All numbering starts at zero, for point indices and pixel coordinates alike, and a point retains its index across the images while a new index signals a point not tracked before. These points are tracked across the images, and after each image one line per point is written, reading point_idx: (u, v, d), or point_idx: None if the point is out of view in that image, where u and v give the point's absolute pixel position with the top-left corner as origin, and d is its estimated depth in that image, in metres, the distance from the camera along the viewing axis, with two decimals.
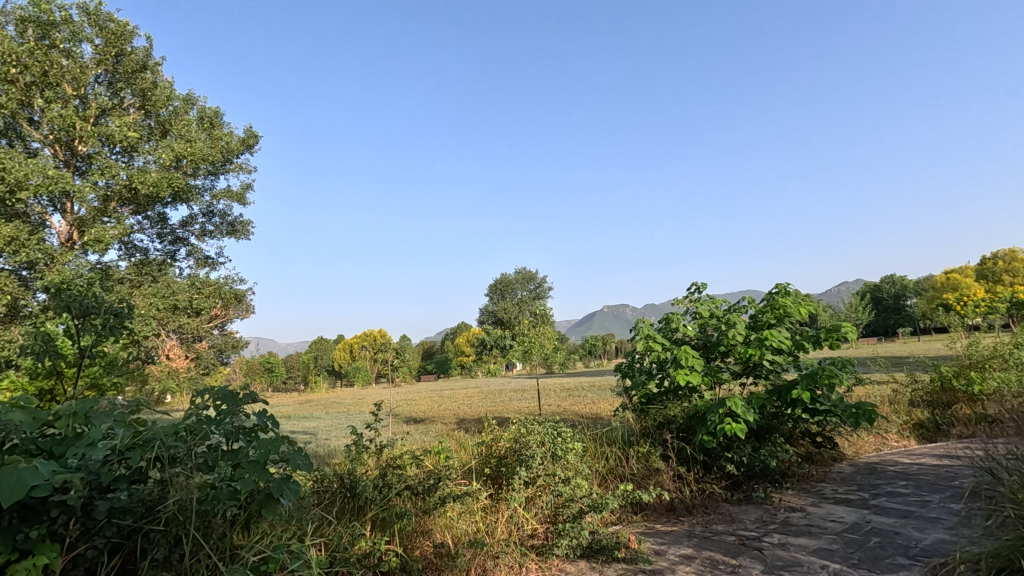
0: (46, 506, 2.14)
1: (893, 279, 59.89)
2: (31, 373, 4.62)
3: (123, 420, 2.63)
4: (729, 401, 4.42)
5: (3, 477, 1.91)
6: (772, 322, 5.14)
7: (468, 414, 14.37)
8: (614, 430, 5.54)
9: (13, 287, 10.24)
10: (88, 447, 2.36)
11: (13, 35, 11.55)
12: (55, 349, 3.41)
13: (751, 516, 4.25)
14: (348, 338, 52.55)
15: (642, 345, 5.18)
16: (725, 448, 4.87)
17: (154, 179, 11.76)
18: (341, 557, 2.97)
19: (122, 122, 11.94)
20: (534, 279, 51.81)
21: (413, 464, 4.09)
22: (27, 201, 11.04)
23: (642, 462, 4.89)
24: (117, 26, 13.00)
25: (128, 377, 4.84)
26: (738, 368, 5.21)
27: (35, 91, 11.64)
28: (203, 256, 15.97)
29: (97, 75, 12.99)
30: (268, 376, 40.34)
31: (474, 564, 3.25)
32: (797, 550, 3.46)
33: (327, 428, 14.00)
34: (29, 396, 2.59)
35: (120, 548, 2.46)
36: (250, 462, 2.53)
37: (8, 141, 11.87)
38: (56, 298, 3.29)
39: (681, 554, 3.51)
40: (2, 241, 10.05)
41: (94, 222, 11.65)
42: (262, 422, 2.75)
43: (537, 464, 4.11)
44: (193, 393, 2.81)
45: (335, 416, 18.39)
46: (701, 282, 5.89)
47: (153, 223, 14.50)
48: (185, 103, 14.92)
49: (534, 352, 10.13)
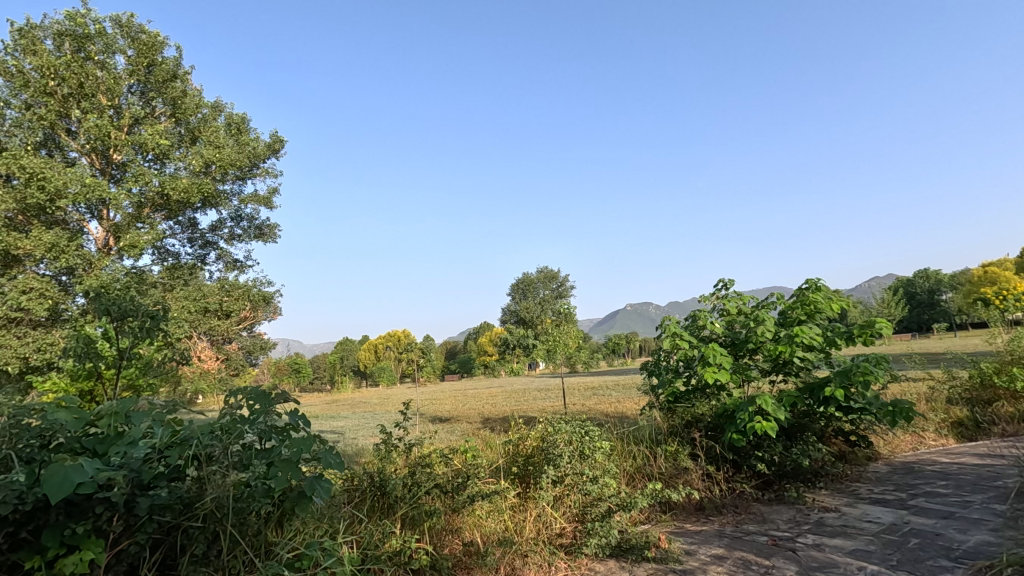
0: (91, 503, 2.20)
1: (927, 274, 58.19)
2: (73, 374, 4.78)
3: (162, 419, 2.70)
4: (759, 399, 4.34)
5: (49, 476, 1.98)
6: (803, 318, 5.02)
7: (493, 414, 14.36)
8: (641, 429, 5.49)
9: (54, 292, 10.60)
10: (130, 445, 2.43)
11: (52, 49, 11.98)
12: (95, 352, 3.54)
13: (783, 517, 4.17)
14: (373, 339, 53.17)
15: (668, 343, 5.13)
16: (755, 447, 4.78)
17: (185, 184, 12.06)
18: (372, 555, 2.99)
19: (154, 130, 12.23)
20: (556, 278, 51.65)
21: (441, 463, 4.10)
22: (66, 209, 11.43)
23: (670, 461, 4.83)
24: (148, 37, 13.39)
25: (163, 378, 4.97)
26: (767, 366, 5.11)
27: (72, 102, 12.04)
28: (231, 259, 16.32)
29: (130, 85, 13.39)
30: (295, 376, 40.98)
31: (504, 563, 3.26)
32: (832, 552, 3.39)
33: (354, 427, 14.18)
34: (73, 397, 2.68)
35: (160, 544, 2.52)
36: (284, 461, 2.57)
37: (48, 152, 12.28)
38: (96, 301, 3.41)
39: (712, 554, 3.46)
40: (43, 247, 10.46)
41: (129, 228, 11.97)
42: (293, 422, 2.79)
43: (565, 463, 4.10)
44: (228, 394, 2.86)
45: (361, 416, 18.59)
46: (728, 279, 5.81)
47: (184, 228, 14.90)
48: (214, 110, 15.27)
49: (557, 351, 10.11)
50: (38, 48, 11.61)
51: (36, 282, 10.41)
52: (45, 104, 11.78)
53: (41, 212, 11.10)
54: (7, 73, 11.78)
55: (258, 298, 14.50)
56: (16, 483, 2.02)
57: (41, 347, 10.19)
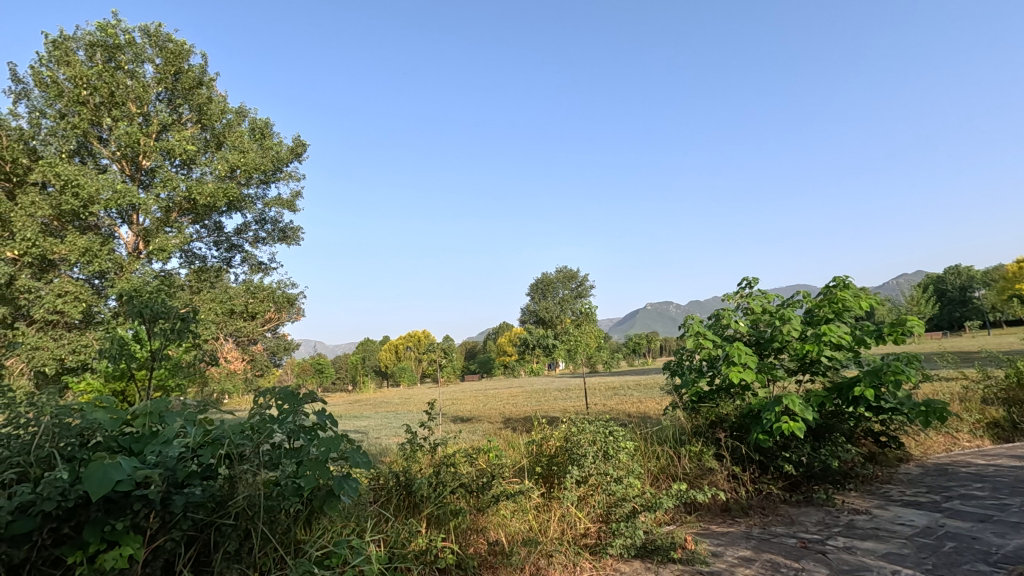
0: (129, 500, 2.26)
1: (958, 269, 56.48)
2: (107, 376, 4.93)
3: (193, 418, 2.77)
4: (785, 399, 4.27)
5: (90, 474, 2.05)
6: (831, 317, 4.92)
7: (515, 414, 14.34)
8: (665, 429, 5.45)
9: (87, 295, 10.91)
10: (165, 444, 2.49)
11: (84, 60, 12.35)
12: (128, 353, 3.66)
13: (812, 519, 4.09)
14: (393, 339, 53.66)
15: (691, 342, 5.08)
16: (782, 448, 4.70)
17: (210, 189, 12.33)
18: (399, 554, 3.02)
19: (181, 136, 12.60)
20: (576, 277, 51.50)
21: (466, 463, 4.13)
22: (98, 215, 11.76)
23: (695, 462, 4.79)
24: (175, 46, 13.69)
25: (192, 378, 5.08)
26: (793, 365, 5.03)
27: (104, 111, 12.42)
28: (256, 262, 16.62)
29: (158, 93, 13.72)
30: (318, 377, 41.51)
31: (529, 562, 3.25)
32: (864, 555, 3.32)
33: (377, 427, 14.31)
34: (110, 397, 2.76)
35: (195, 540, 2.58)
36: (312, 460, 2.62)
37: (81, 159, 12.64)
38: (129, 304, 3.54)
39: (739, 556, 3.41)
40: (77, 252, 10.75)
41: (157, 232, 12.25)
42: (321, 421, 2.84)
43: (589, 463, 4.10)
44: (257, 394, 2.91)
45: (383, 416, 18.74)
46: (752, 278, 5.72)
47: (210, 232, 15.22)
48: (238, 115, 15.57)
49: (578, 351, 10.06)
50: (71, 59, 11.98)
51: (71, 285, 10.73)
52: (78, 113, 12.15)
53: (75, 218, 11.46)
54: (42, 84, 12.19)
55: (282, 299, 14.74)
56: (59, 480, 2.10)
57: (75, 348, 10.50)
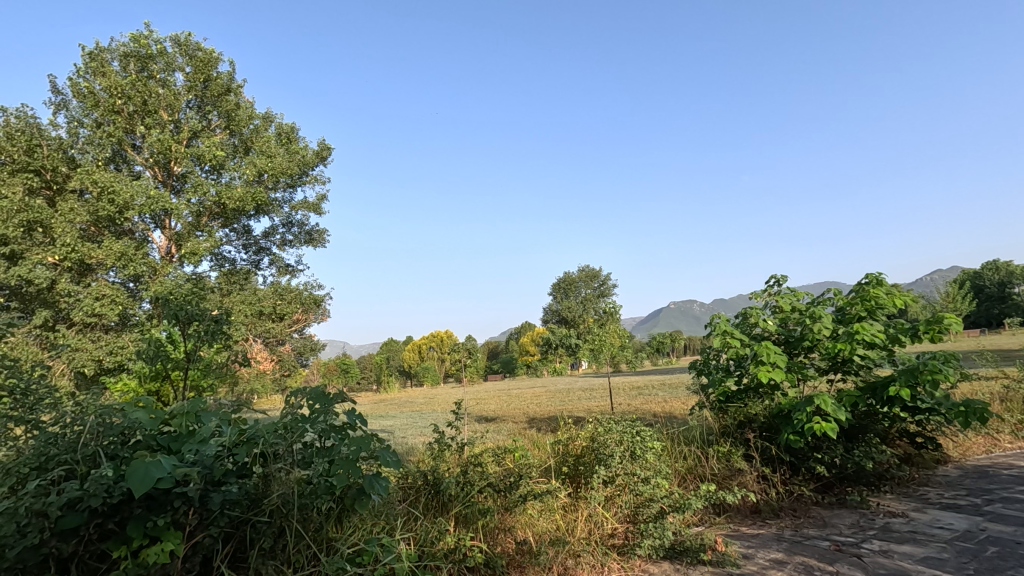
0: (169, 497, 2.33)
1: (996, 265, 54.56)
2: (142, 376, 5.07)
3: (228, 418, 2.84)
4: (817, 399, 4.18)
5: (133, 472, 2.11)
6: (863, 314, 4.79)
7: (540, 413, 14.32)
8: (692, 429, 5.40)
9: (123, 298, 11.25)
10: (201, 443, 2.55)
11: (118, 70, 12.75)
12: (164, 355, 3.78)
13: (846, 522, 4.01)
14: (416, 339, 54.04)
15: (718, 341, 4.99)
16: (814, 448, 4.61)
17: (239, 194, 12.63)
18: (429, 552, 3.05)
19: (210, 142, 12.91)
20: (598, 277, 51.13)
21: (493, 463, 4.15)
22: (133, 220, 12.14)
23: (723, 462, 4.72)
24: (204, 54, 14.03)
25: (223, 378, 5.21)
26: (824, 364, 4.91)
27: (137, 119, 12.81)
28: (284, 264, 16.94)
29: (188, 100, 14.09)
30: (343, 377, 42.09)
31: (557, 562, 3.24)
32: (901, 559, 3.24)
33: (401, 426, 14.41)
34: (150, 396, 2.85)
35: (231, 537, 2.64)
36: (344, 458, 2.66)
37: (116, 166, 13.06)
38: (165, 307, 3.66)
39: (771, 558, 3.36)
40: (113, 256, 11.12)
41: (189, 236, 12.58)
42: (351, 420, 2.86)
43: (616, 463, 4.08)
44: (289, 393, 2.95)
45: (408, 415, 18.97)
46: (781, 275, 5.62)
47: (239, 235, 15.57)
48: (265, 120, 15.87)
49: (602, 351, 9.96)
50: (106, 70, 12.37)
51: (108, 289, 11.08)
52: (113, 122, 12.55)
53: (110, 223, 11.84)
54: (79, 94, 12.58)
55: (309, 300, 14.99)
56: (104, 477, 2.17)
57: (112, 349, 10.86)
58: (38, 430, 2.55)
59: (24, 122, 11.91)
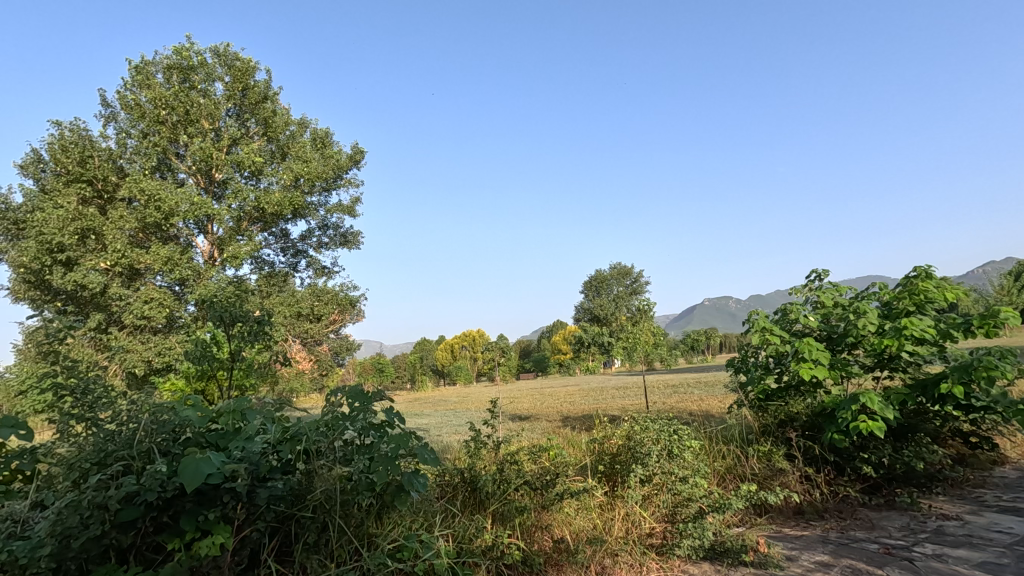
0: (218, 492, 2.41)
1: None
2: (189, 376, 5.27)
3: (272, 416, 2.92)
4: (862, 397, 4.04)
5: (185, 467, 2.19)
6: (911, 309, 4.60)
7: (574, 412, 14.28)
8: (730, 428, 5.29)
9: (170, 301, 11.71)
10: (247, 440, 2.64)
11: (162, 82, 13.27)
12: (211, 355, 3.93)
13: (895, 524, 3.86)
14: (449, 338, 54.51)
15: (757, 338, 4.86)
16: (859, 448, 4.46)
17: (277, 199, 13.00)
18: (467, 549, 3.09)
19: (249, 149, 13.33)
20: (630, 274, 50.55)
21: (529, 461, 4.16)
22: (178, 226, 12.61)
23: (764, 462, 4.60)
24: (242, 64, 14.46)
25: (265, 378, 5.37)
26: (869, 362, 4.74)
27: (180, 128, 13.30)
28: (320, 266, 17.33)
29: (228, 109, 14.55)
30: (378, 376, 42.79)
31: (594, 560, 3.23)
32: (956, 564, 3.10)
33: (436, 425, 14.54)
34: (200, 395, 2.97)
35: (277, 532, 2.72)
36: (383, 456, 2.72)
37: (161, 174, 13.58)
38: (211, 309, 3.81)
39: (816, 560, 3.26)
40: (160, 261, 11.60)
41: (230, 240, 12.99)
42: (390, 418, 2.91)
43: (653, 462, 4.04)
44: (330, 392, 3.02)
45: (442, 414, 19.19)
46: (822, 270, 5.47)
47: (278, 239, 16.01)
48: (300, 126, 16.25)
49: (636, 349, 9.85)
50: (151, 83, 12.89)
51: (155, 293, 11.55)
52: (158, 132, 13.07)
53: (157, 230, 12.34)
54: (126, 107, 13.15)
55: (345, 301, 15.29)
56: (158, 472, 2.26)
57: (161, 350, 11.32)
58: (97, 427, 2.68)
59: (77, 135, 12.52)
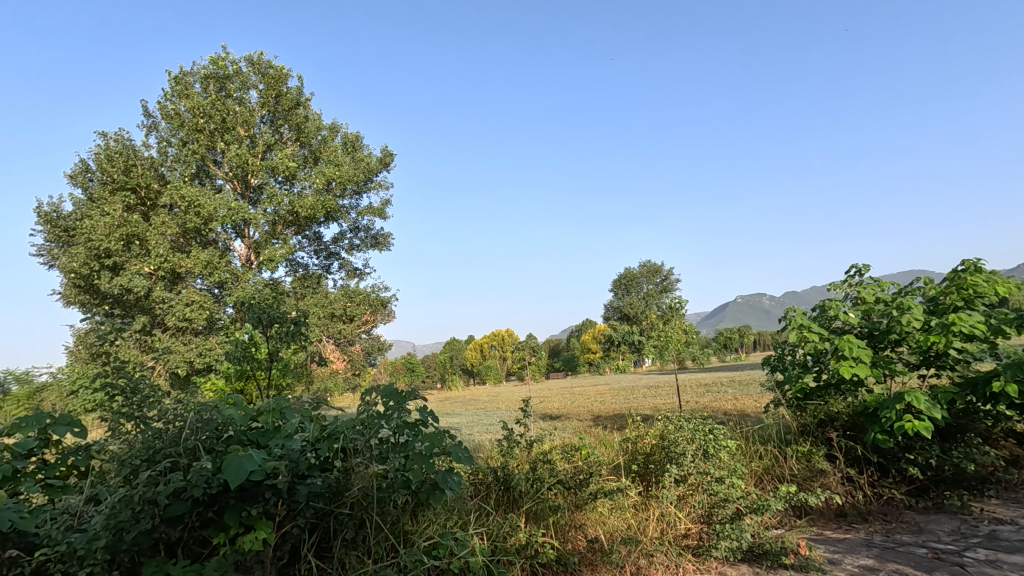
0: (260, 489, 2.48)
1: None
2: (229, 376, 5.43)
3: (310, 415, 2.99)
4: (907, 396, 3.89)
5: (228, 464, 2.26)
6: (959, 304, 4.42)
7: (605, 410, 14.20)
8: (768, 428, 5.17)
9: (210, 304, 12.11)
10: (287, 438, 2.71)
11: (200, 91, 13.71)
12: (251, 355, 4.05)
13: (944, 528, 3.72)
14: (478, 338, 54.83)
15: (794, 336, 4.73)
16: (905, 449, 4.31)
17: (311, 203, 13.30)
18: (502, 548, 3.11)
19: (283, 154, 13.68)
20: (660, 272, 49.90)
21: (563, 460, 4.15)
22: (216, 231, 13.03)
23: (803, 462, 4.49)
24: (275, 71, 14.82)
25: (301, 377, 5.49)
26: (914, 360, 4.56)
27: (217, 136, 13.72)
28: (352, 268, 17.63)
29: (262, 116, 14.94)
30: (409, 376, 43.31)
31: (630, 561, 3.20)
32: (1012, 571, 2.96)
33: (467, 424, 14.63)
34: (241, 394, 3.07)
35: (316, 528, 2.78)
36: (418, 454, 2.76)
37: (200, 181, 14.04)
38: (250, 310, 3.93)
39: (861, 564, 3.16)
40: (200, 265, 12.00)
41: (266, 244, 13.34)
42: (424, 417, 2.95)
43: (688, 462, 3.98)
44: (365, 391, 3.07)
45: (474, 412, 19.33)
46: (862, 264, 5.30)
47: (311, 242, 16.37)
48: (331, 131, 16.56)
49: (668, 347, 9.71)
50: (189, 92, 13.33)
51: (196, 295, 11.96)
52: (196, 139, 13.51)
53: (197, 234, 12.76)
54: (167, 116, 13.65)
55: (376, 301, 15.53)
56: (204, 469, 2.34)
57: (202, 351, 11.72)
58: (146, 425, 2.79)
59: (122, 145, 13.04)
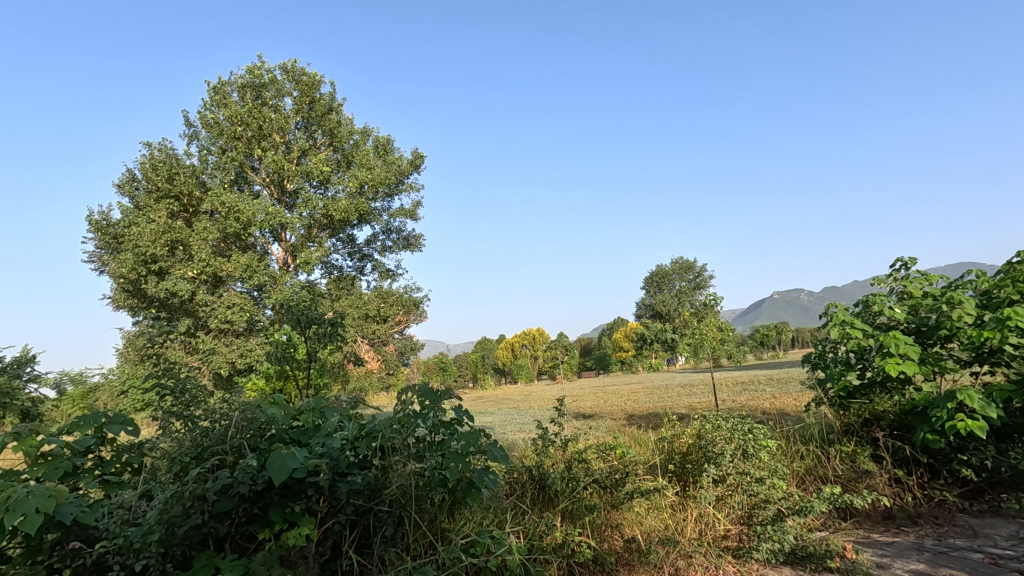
0: (303, 486, 2.55)
1: None
2: (269, 377, 5.59)
3: (348, 414, 3.06)
4: (958, 394, 3.73)
5: (272, 462, 2.32)
6: (1015, 297, 4.18)
7: (639, 410, 14.03)
8: (809, 427, 5.04)
9: (249, 306, 12.49)
10: (327, 436, 2.77)
11: (237, 100, 14.12)
12: (290, 356, 4.15)
13: (1002, 532, 3.55)
14: (510, 338, 54.93)
15: (835, 332, 4.58)
16: (957, 449, 4.13)
17: (344, 206, 13.58)
18: (538, 547, 3.11)
19: (317, 159, 13.98)
20: (694, 269, 49.00)
21: (598, 459, 4.12)
22: (255, 235, 13.43)
23: (848, 463, 4.35)
24: (308, 78, 15.15)
25: (338, 377, 5.60)
26: (966, 356, 4.36)
27: (254, 143, 14.11)
28: (385, 269, 17.90)
29: (297, 122, 15.30)
30: (442, 375, 43.72)
31: (668, 562, 3.16)
32: None
33: (500, 423, 14.69)
34: (282, 393, 3.15)
35: (356, 525, 2.84)
36: (454, 453, 2.79)
37: (239, 187, 14.47)
38: (289, 312, 4.04)
39: (911, 569, 3.05)
40: (240, 268, 12.38)
41: (302, 247, 13.68)
42: (459, 416, 2.98)
43: (727, 462, 3.90)
44: (402, 390, 3.11)
45: (506, 411, 19.39)
46: (908, 257, 5.09)
47: (345, 244, 16.68)
48: (363, 135, 16.85)
49: (703, 345, 9.53)
50: (227, 101, 13.76)
51: (237, 298, 12.35)
52: (235, 147, 13.92)
53: (236, 239, 13.16)
54: (207, 125, 14.12)
55: (409, 302, 15.74)
56: (249, 467, 2.41)
57: (243, 352, 12.10)
58: (193, 424, 2.90)
59: (165, 154, 13.55)
